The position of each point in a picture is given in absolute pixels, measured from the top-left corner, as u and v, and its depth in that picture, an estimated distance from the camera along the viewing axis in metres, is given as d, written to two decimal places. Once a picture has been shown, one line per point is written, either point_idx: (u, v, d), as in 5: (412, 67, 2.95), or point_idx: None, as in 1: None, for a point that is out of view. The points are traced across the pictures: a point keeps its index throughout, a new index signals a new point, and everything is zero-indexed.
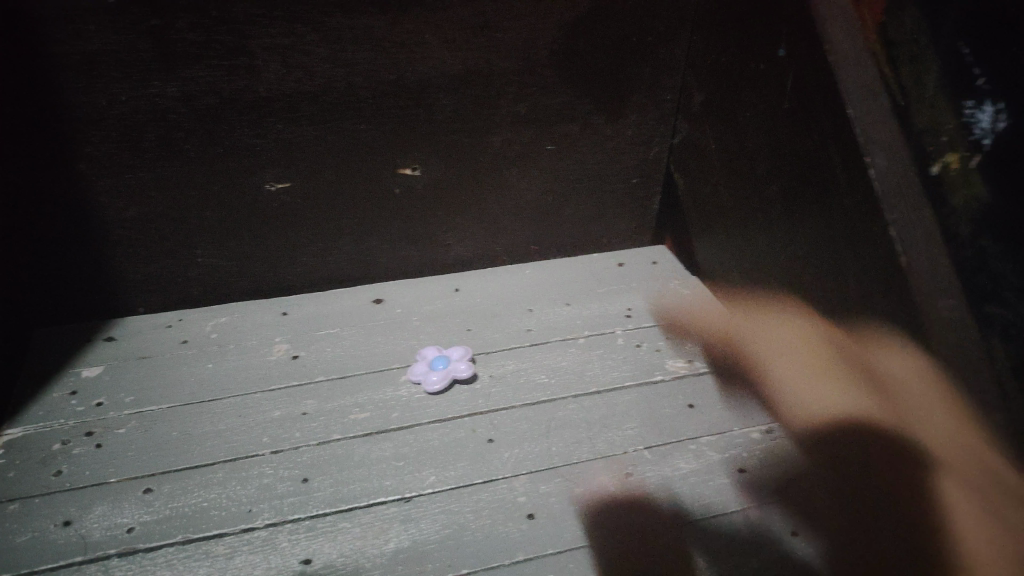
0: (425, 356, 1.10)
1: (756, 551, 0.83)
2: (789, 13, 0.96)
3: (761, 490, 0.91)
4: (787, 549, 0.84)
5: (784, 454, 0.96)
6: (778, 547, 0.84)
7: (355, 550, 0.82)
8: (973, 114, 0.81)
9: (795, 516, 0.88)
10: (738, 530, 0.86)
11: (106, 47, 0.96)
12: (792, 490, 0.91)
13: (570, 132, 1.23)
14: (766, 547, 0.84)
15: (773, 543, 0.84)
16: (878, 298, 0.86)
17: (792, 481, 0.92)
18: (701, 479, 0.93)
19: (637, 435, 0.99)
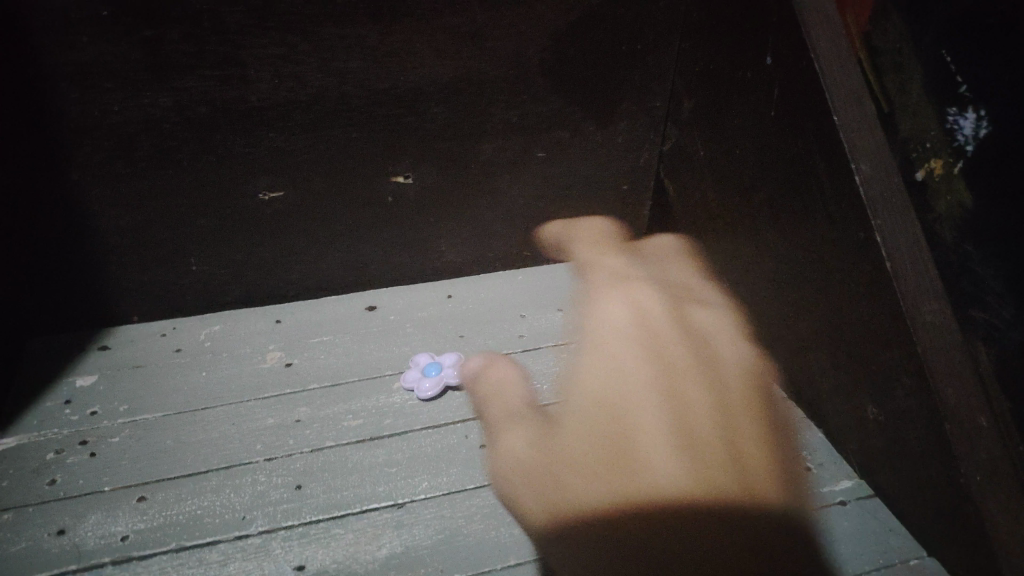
0: (417, 364, 1.11)
1: (570, 497, 0.86)
2: (778, 21, 0.96)
3: (609, 431, 0.94)
4: (598, 494, 0.86)
5: (649, 394, 0.98)
6: (617, 488, 0.87)
7: (348, 555, 0.83)
8: (955, 121, 0.89)
9: (638, 457, 0.90)
10: (580, 471, 0.88)
11: (98, 58, 0.95)
12: (642, 429, 0.93)
13: (561, 139, 1.24)
14: (566, 494, 0.87)
15: (620, 483, 0.87)
16: (864, 302, 0.87)
17: (643, 421, 0.94)
18: (561, 432, 0.96)
19: (516, 406, 1.03)
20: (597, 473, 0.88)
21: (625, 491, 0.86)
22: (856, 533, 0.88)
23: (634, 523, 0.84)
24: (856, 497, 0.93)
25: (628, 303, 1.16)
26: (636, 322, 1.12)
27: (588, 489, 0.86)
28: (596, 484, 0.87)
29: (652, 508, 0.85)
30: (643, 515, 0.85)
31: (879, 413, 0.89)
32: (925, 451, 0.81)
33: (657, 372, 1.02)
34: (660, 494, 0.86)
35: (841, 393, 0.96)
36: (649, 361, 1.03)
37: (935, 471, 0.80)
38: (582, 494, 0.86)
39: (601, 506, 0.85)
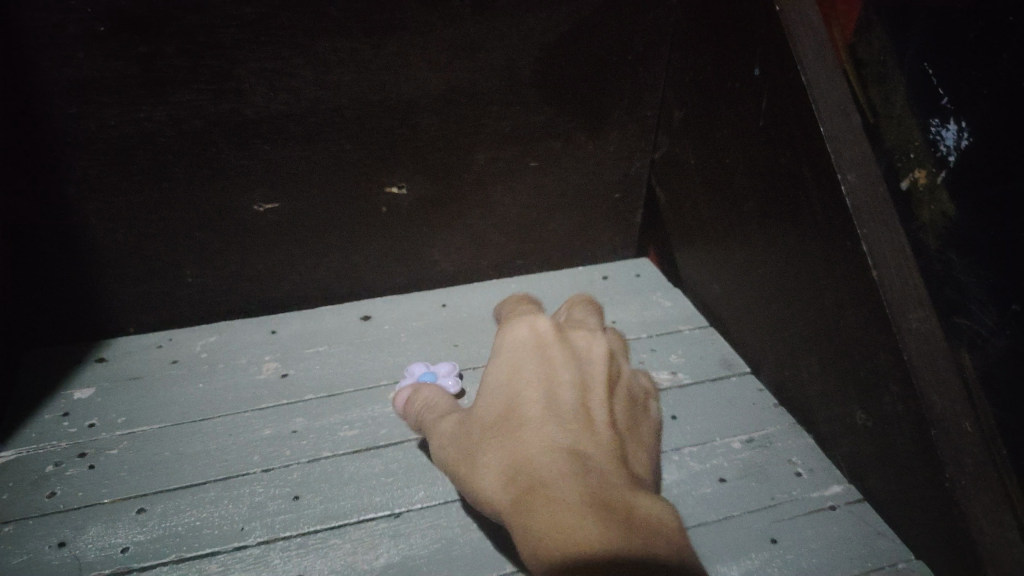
0: (411, 372, 1.12)
1: (465, 462, 0.80)
2: (764, 34, 0.98)
3: (500, 422, 0.82)
4: (488, 473, 0.77)
5: (535, 384, 0.85)
6: (517, 445, 0.78)
7: (347, 565, 0.84)
8: (937, 132, 0.92)
9: (528, 424, 0.80)
10: (481, 415, 0.84)
11: (95, 73, 0.96)
12: (544, 424, 0.80)
13: (552, 149, 1.25)
14: (473, 480, 0.78)
15: (514, 459, 0.77)
16: (851, 310, 0.89)
17: (530, 402, 0.83)
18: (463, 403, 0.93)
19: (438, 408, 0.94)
20: (479, 420, 0.84)
21: (515, 452, 0.77)
22: (845, 537, 0.89)
23: (523, 484, 0.73)
24: (845, 501, 0.94)
25: (532, 326, 0.94)
26: (538, 341, 0.91)
27: (474, 441, 0.81)
28: (485, 465, 0.78)
29: (540, 474, 0.74)
30: (528, 472, 0.74)
31: (867, 419, 0.90)
32: (912, 456, 0.83)
33: (537, 368, 0.87)
34: (545, 463, 0.75)
35: (830, 398, 0.98)
36: (543, 360, 0.88)
37: (923, 476, 0.82)
38: (475, 453, 0.80)
39: (487, 469, 0.77)
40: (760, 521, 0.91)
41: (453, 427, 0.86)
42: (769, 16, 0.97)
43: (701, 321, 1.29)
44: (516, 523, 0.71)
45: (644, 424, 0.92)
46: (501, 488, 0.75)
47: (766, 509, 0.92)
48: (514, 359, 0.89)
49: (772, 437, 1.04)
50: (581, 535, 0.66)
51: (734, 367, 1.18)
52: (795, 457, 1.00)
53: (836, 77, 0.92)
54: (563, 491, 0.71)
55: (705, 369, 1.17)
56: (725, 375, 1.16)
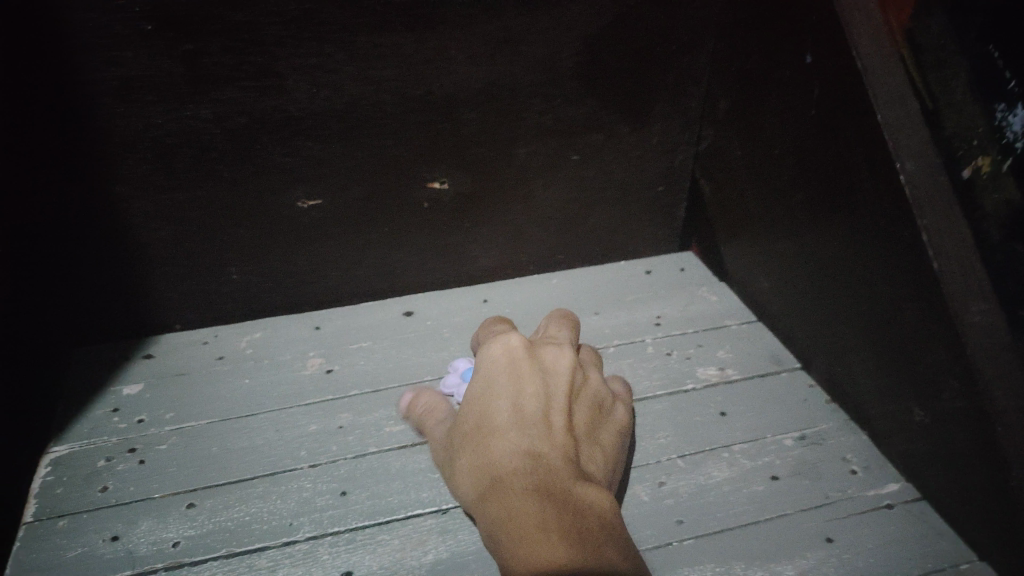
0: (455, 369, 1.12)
1: (455, 470, 0.85)
2: (815, 20, 0.96)
3: (473, 438, 0.83)
4: (468, 481, 0.81)
5: (503, 390, 0.85)
6: (487, 451, 0.80)
7: (395, 561, 0.84)
8: (1003, 118, 0.90)
9: (495, 432, 0.81)
10: (462, 421, 0.87)
11: (142, 72, 0.97)
12: (508, 429, 0.81)
13: (595, 142, 1.23)
14: (460, 488, 0.83)
15: (484, 466, 0.79)
16: (909, 303, 0.86)
17: (496, 411, 0.83)
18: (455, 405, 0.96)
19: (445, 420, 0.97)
20: (459, 429, 0.87)
21: (485, 458, 0.80)
22: (905, 536, 0.86)
23: (491, 492, 0.77)
24: (903, 499, 0.91)
25: (503, 338, 0.92)
26: (506, 351, 0.90)
27: (457, 452, 0.85)
28: (465, 473, 0.82)
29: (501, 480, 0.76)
30: (494, 478, 0.77)
31: (926, 416, 0.88)
32: (977, 453, 0.80)
33: (505, 375, 0.87)
34: (507, 466, 0.77)
35: (887, 394, 0.95)
36: (512, 367, 0.88)
37: (989, 473, 0.79)
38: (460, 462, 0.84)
39: (468, 478, 0.81)
40: (815, 520, 0.88)
41: (447, 438, 0.91)
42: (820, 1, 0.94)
43: (748, 316, 1.26)
44: (490, 530, 0.74)
45: (615, 425, 0.91)
46: (477, 495, 0.79)
47: (820, 508, 0.90)
48: (484, 370, 0.89)
49: (825, 433, 1.01)
50: (532, 539, 0.68)
51: (783, 362, 1.15)
52: (849, 454, 0.98)
53: (891, 63, 0.89)
54: (519, 493, 0.73)
55: (753, 365, 1.14)
56: (775, 371, 1.13)
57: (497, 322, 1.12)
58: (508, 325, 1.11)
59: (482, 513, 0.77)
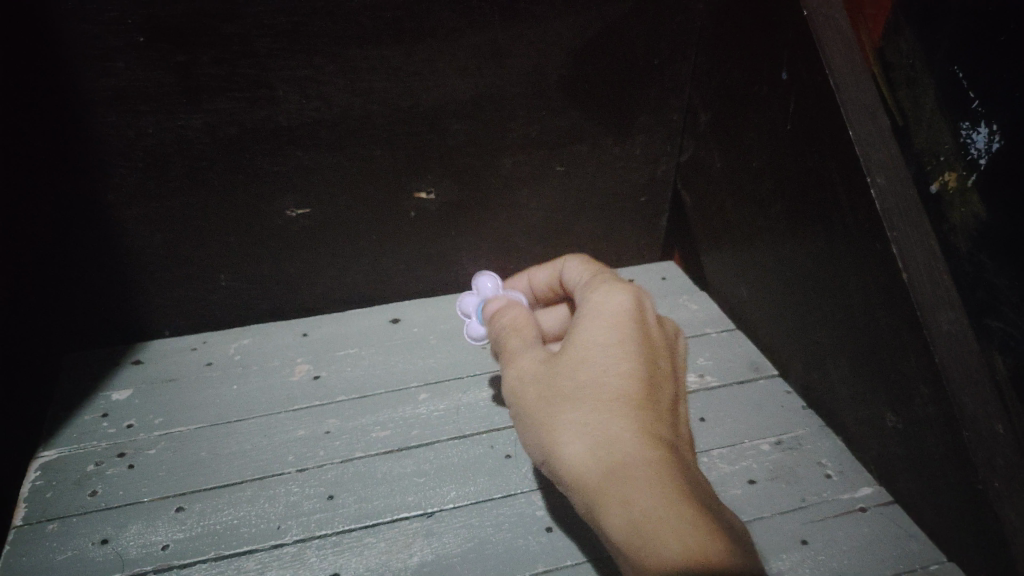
0: (480, 290, 0.98)
1: (535, 412, 0.70)
2: (791, 38, 0.99)
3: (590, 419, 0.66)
4: (580, 459, 0.65)
5: (621, 363, 0.68)
6: (614, 424, 0.65)
7: (381, 563, 0.85)
8: (968, 135, 1.06)
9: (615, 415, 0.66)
10: (583, 393, 0.68)
11: (134, 82, 0.98)
12: (641, 406, 0.67)
13: (579, 152, 1.26)
14: (529, 433, 0.71)
15: (598, 421, 0.66)
16: (880, 313, 0.89)
17: (608, 370, 0.68)
18: (556, 366, 0.71)
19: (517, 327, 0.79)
20: (567, 384, 0.69)
21: (604, 430, 0.65)
22: (877, 538, 0.89)
23: (616, 483, 0.62)
24: (876, 503, 0.94)
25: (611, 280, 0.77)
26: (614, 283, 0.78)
27: (556, 408, 0.68)
28: (562, 431, 0.67)
29: (616, 437, 0.65)
30: (615, 465, 0.63)
31: (897, 421, 0.91)
32: (945, 458, 0.83)
33: (620, 329, 0.71)
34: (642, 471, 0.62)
35: (859, 401, 0.98)
36: (648, 359, 0.70)
37: (955, 477, 0.82)
38: (564, 431, 0.67)
39: (552, 417, 0.68)
40: (792, 522, 0.91)
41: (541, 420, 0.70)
42: (798, 20, 0.97)
43: (727, 324, 1.29)
44: (581, 474, 0.65)
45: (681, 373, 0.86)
46: (585, 453, 0.65)
47: (796, 511, 0.93)
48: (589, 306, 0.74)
49: (801, 439, 1.04)
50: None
51: (761, 369, 1.18)
52: (823, 459, 1.01)
53: (863, 80, 0.93)
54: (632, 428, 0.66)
55: (732, 372, 1.17)
56: (753, 378, 1.16)
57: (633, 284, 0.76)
58: (644, 292, 0.76)
59: (578, 463, 0.66)
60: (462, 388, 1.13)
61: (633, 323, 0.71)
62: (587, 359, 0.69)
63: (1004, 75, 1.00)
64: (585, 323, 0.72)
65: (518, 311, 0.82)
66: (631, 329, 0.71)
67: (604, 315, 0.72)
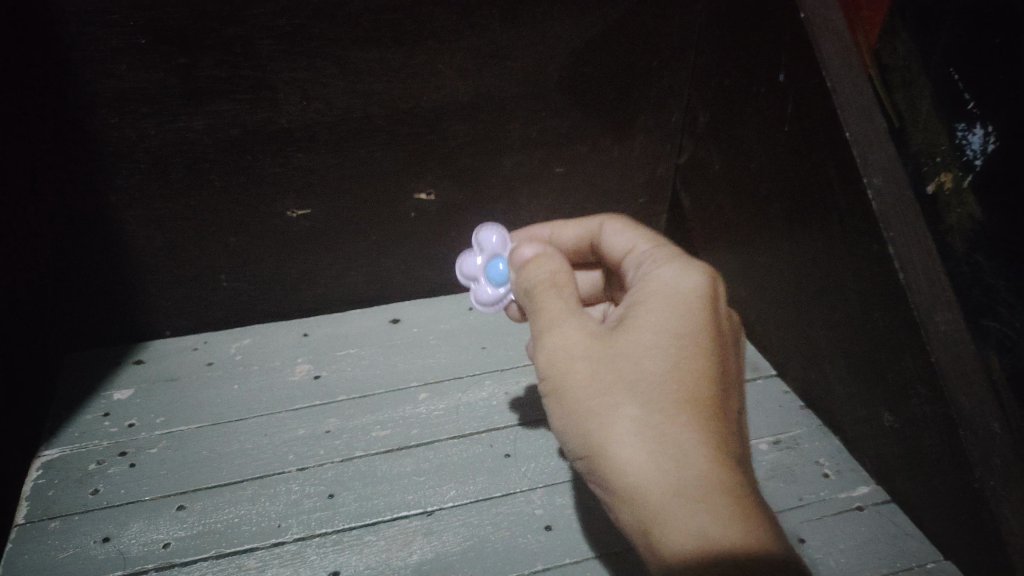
0: (485, 247, 0.95)
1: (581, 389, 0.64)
2: (788, 39, 0.99)
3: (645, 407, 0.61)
4: (637, 461, 0.60)
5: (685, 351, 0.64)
6: (682, 427, 0.60)
7: (381, 561, 0.86)
8: (963, 136, 1.09)
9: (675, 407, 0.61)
10: (647, 384, 0.62)
11: (137, 85, 0.98)
12: (710, 409, 0.62)
13: (578, 153, 1.27)
14: (571, 418, 0.65)
15: (657, 414, 0.61)
16: (877, 313, 0.90)
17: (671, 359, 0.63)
18: (614, 346, 0.65)
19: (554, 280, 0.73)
20: (629, 370, 0.63)
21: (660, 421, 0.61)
22: (876, 537, 0.90)
23: (679, 498, 0.57)
24: (874, 502, 0.95)
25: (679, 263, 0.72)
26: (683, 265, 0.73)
27: (615, 398, 0.62)
28: (619, 426, 0.61)
29: (683, 444, 0.59)
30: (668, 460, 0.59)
31: (894, 421, 0.91)
32: (942, 457, 0.84)
33: (688, 317, 0.66)
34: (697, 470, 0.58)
35: (857, 400, 0.99)
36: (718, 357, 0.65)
37: (952, 476, 0.83)
38: (619, 426, 0.61)
39: (609, 408, 0.62)
40: (790, 521, 0.92)
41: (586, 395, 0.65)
42: (795, 22, 0.97)
43: None
44: (624, 462, 0.60)
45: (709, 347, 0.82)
46: (641, 452, 0.60)
47: (795, 509, 0.93)
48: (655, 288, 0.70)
49: (799, 438, 1.05)
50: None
51: (759, 370, 1.21)
52: (821, 458, 1.02)
53: (859, 82, 0.93)
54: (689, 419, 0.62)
55: None
56: (751, 377, 1.19)
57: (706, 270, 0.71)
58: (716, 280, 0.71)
59: (622, 449, 0.61)
60: (461, 388, 1.13)
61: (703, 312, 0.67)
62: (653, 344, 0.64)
63: (1000, 78, 1.02)
64: (652, 307, 0.68)
65: (562, 265, 0.75)
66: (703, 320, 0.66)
67: (673, 300, 0.67)
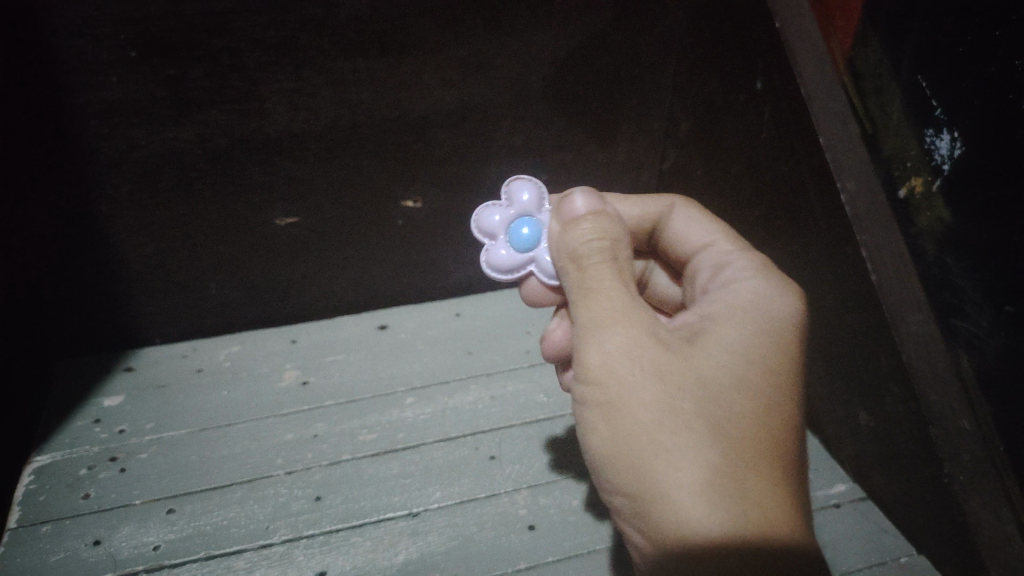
0: (514, 203, 0.93)
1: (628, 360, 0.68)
2: (764, 49, 1.02)
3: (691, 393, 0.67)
4: (687, 470, 0.63)
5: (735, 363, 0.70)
6: (734, 441, 0.65)
7: (366, 562, 0.89)
8: (932, 142, 1.12)
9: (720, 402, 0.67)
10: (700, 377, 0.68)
11: (127, 96, 0.99)
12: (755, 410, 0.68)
13: (563, 161, 1.29)
14: (621, 416, 0.66)
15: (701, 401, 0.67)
16: (853, 316, 0.92)
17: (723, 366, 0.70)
18: (685, 358, 0.69)
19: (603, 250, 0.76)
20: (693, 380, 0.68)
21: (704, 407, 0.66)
22: (852, 533, 0.95)
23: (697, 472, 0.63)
24: (850, 499, 1.00)
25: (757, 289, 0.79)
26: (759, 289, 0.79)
27: (668, 386, 0.67)
28: (674, 432, 0.64)
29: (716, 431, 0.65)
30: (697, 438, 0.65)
31: (870, 420, 0.94)
32: (914, 454, 0.87)
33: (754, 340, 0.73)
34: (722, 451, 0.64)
35: (835, 400, 1.01)
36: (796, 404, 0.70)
37: (924, 473, 0.86)
38: (665, 411, 0.65)
39: (672, 418, 0.65)
40: None
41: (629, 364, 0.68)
42: (770, 32, 1.00)
43: None
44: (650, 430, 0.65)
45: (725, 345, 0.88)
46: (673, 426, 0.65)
47: None
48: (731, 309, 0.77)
49: None
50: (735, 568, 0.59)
51: None
52: None
53: (833, 90, 0.96)
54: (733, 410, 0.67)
55: None
56: None
57: (796, 302, 0.77)
58: (802, 315, 0.77)
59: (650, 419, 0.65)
60: (447, 392, 1.15)
61: (783, 354, 0.73)
62: (727, 373, 0.69)
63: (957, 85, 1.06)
64: (728, 335, 0.73)
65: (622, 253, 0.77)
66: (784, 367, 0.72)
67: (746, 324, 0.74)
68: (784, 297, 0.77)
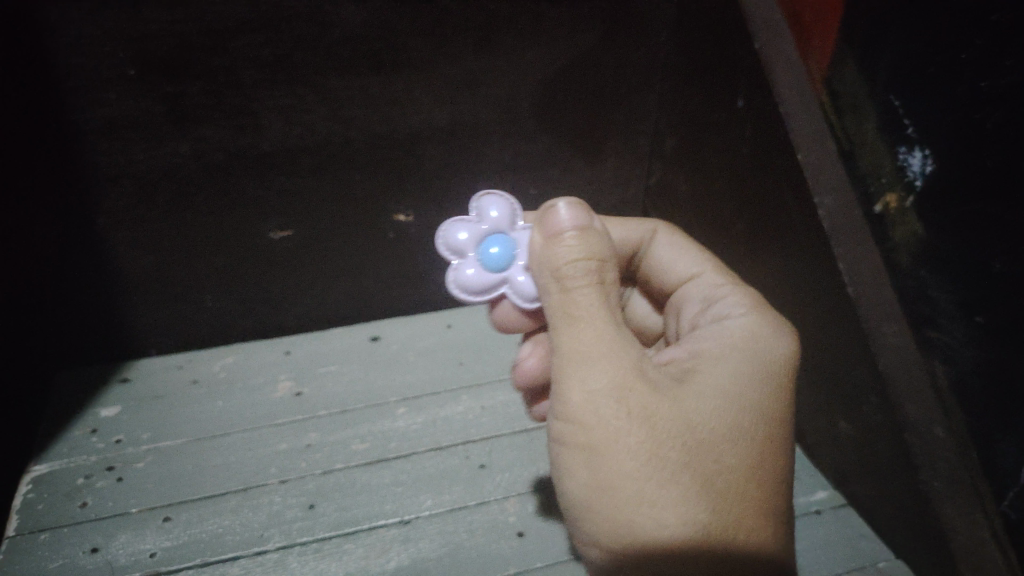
0: (485, 219, 0.89)
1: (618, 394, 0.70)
2: (745, 68, 1.05)
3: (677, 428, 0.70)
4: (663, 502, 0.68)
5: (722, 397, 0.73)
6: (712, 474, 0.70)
7: (360, 568, 0.91)
8: (905, 158, 1.14)
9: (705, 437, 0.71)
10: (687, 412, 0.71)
11: (126, 112, 1.01)
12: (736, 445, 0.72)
13: (552, 176, 1.32)
14: (603, 447, 0.69)
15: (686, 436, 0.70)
16: (831, 327, 0.95)
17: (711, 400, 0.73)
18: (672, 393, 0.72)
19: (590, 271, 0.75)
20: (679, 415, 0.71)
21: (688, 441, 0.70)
22: (832, 539, 0.97)
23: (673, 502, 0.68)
24: (831, 506, 1.02)
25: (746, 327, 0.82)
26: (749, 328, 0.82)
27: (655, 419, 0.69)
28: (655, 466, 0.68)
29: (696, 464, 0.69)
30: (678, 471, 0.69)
31: (850, 428, 0.97)
32: (892, 460, 0.90)
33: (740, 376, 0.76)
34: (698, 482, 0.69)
35: (817, 409, 1.04)
36: (770, 442, 0.74)
37: (901, 478, 0.89)
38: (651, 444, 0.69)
39: (654, 454, 0.68)
40: None
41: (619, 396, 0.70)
42: (750, 52, 1.03)
43: None
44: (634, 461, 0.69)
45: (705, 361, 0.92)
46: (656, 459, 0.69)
47: None
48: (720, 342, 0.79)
49: None
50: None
51: None
52: None
53: (811, 107, 0.99)
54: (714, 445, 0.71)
55: None
56: None
57: (785, 341, 0.80)
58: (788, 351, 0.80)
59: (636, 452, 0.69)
60: (438, 403, 1.17)
61: (765, 392, 0.76)
62: (712, 411, 0.72)
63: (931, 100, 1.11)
64: (716, 372, 0.76)
65: (609, 273, 0.76)
66: (768, 404, 0.75)
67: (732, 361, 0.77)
68: (774, 338, 0.80)
